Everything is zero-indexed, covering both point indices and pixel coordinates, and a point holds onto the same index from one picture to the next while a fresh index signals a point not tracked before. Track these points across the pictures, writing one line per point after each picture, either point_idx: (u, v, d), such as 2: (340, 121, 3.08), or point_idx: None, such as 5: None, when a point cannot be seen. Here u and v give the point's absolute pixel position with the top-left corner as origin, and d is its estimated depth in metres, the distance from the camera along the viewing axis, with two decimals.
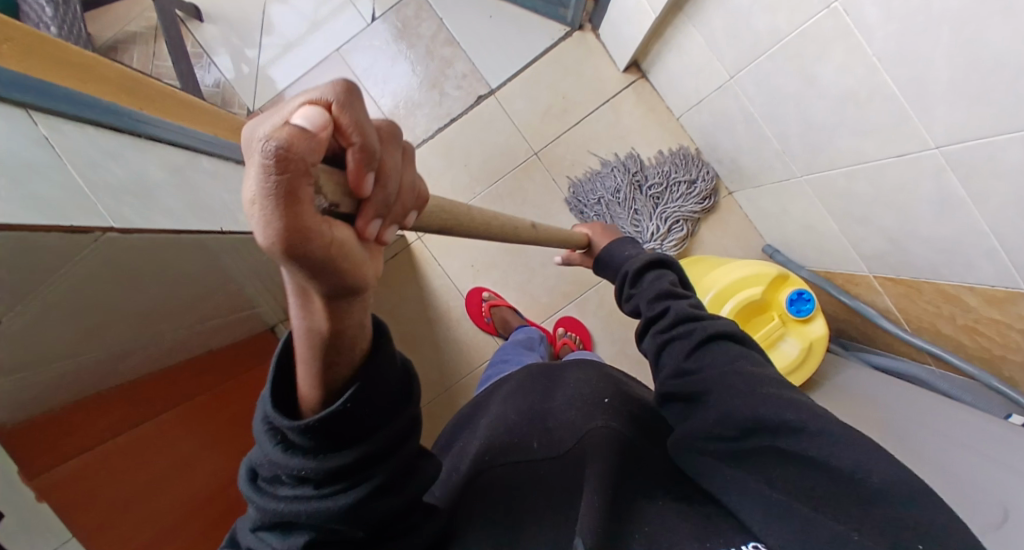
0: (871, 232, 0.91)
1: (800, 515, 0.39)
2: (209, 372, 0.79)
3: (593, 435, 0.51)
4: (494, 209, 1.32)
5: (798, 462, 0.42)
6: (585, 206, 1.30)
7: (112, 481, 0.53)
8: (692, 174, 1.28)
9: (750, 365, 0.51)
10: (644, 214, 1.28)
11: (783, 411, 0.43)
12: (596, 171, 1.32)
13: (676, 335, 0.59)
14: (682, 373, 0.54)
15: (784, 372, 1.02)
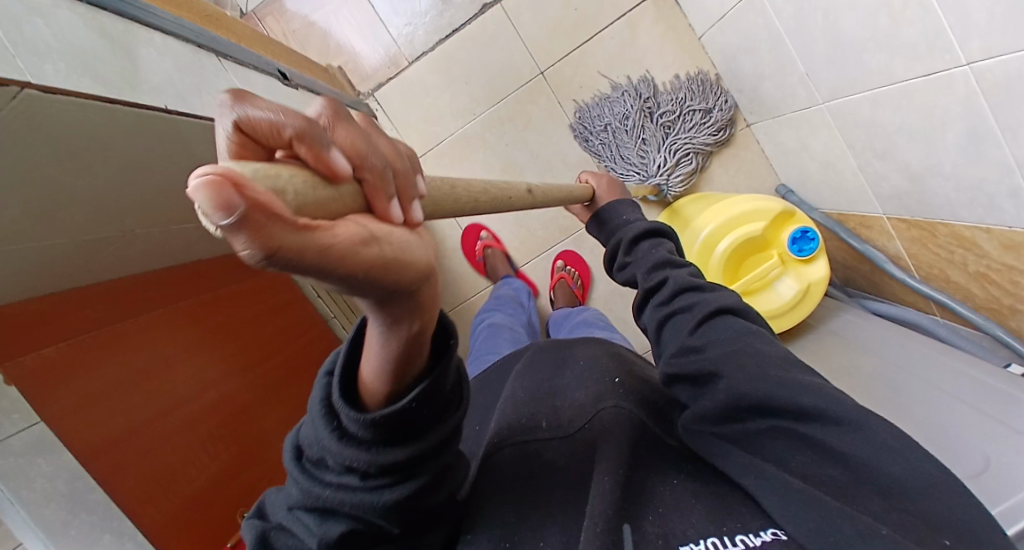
0: (892, 166, 0.87)
1: (822, 506, 0.38)
2: (188, 285, 0.79)
3: (603, 417, 0.50)
4: (496, 133, 1.26)
5: (816, 451, 0.41)
6: (590, 133, 1.23)
7: (72, 376, 0.54)
8: (708, 103, 1.21)
9: (758, 342, 0.49)
10: (650, 145, 1.21)
11: (801, 396, 0.43)
12: (607, 95, 1.24)
13: (678, 309, 0.57)
14: (686, 350, 0.52)
15: (777, 311, 1.04)
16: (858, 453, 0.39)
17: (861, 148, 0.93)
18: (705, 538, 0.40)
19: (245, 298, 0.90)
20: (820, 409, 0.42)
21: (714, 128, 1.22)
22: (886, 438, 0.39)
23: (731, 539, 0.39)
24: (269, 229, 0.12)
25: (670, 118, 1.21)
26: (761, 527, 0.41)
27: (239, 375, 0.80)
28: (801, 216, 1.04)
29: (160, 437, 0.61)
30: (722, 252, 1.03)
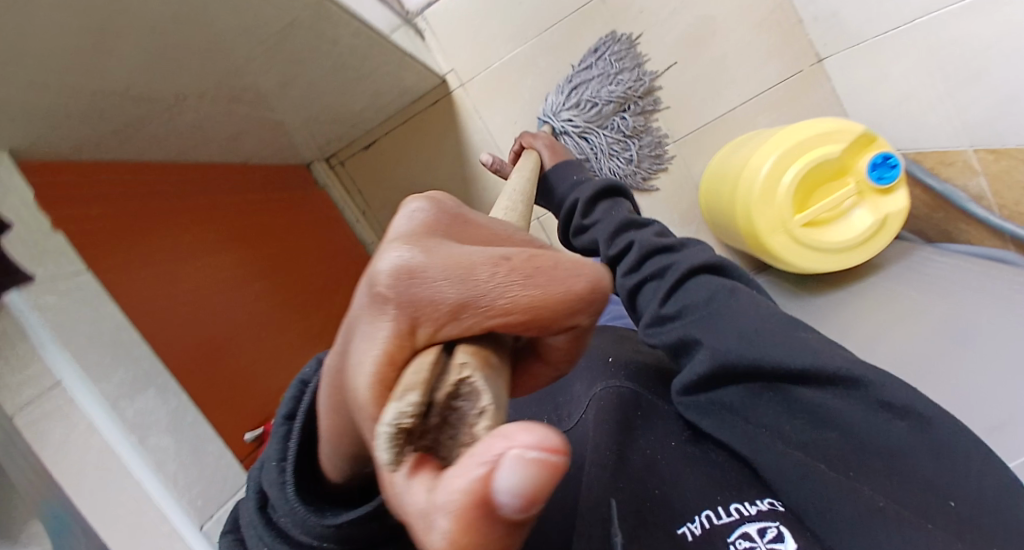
0: (984, 90, 0.79)
1: (823, 479, 0.40)
2: (224, 191, 0.85)
3: (600, 401, 0.47)
4: (546, 61, 1.19)
5: (807, 414, 0.42)
6: (600, 55, 1.13)
7: (122, 237, 0.62)
8: (643, 156, 1.19)
9: (745, 301, 0.48)
10: (587, 108, 1.13)
11: (794, 357, 0.43)
12: (642, 65, 1.16)
13: (652, 273, 0.55)
14: (663, 318, 0.51)
15: (851, 242, 0.98)
16: (856, 415, 0.41)
17: (951, 72, 0.84)
18: (701, 511, 0.40)
19: (271, 225, 0.94)
20: (818, 367, 0.42)
21: (620, 171, 1.18)
22: (883, 394, 0.41)
23: (727, 510, 0.40)
24: (495, 531, 0.14)
25: (625, 124, 1.15)
26: (759, 495, 0.42)
27: (266, 285, 0.85)
28: (881, 141, 0.96)
29: (200, 309, 0.69)
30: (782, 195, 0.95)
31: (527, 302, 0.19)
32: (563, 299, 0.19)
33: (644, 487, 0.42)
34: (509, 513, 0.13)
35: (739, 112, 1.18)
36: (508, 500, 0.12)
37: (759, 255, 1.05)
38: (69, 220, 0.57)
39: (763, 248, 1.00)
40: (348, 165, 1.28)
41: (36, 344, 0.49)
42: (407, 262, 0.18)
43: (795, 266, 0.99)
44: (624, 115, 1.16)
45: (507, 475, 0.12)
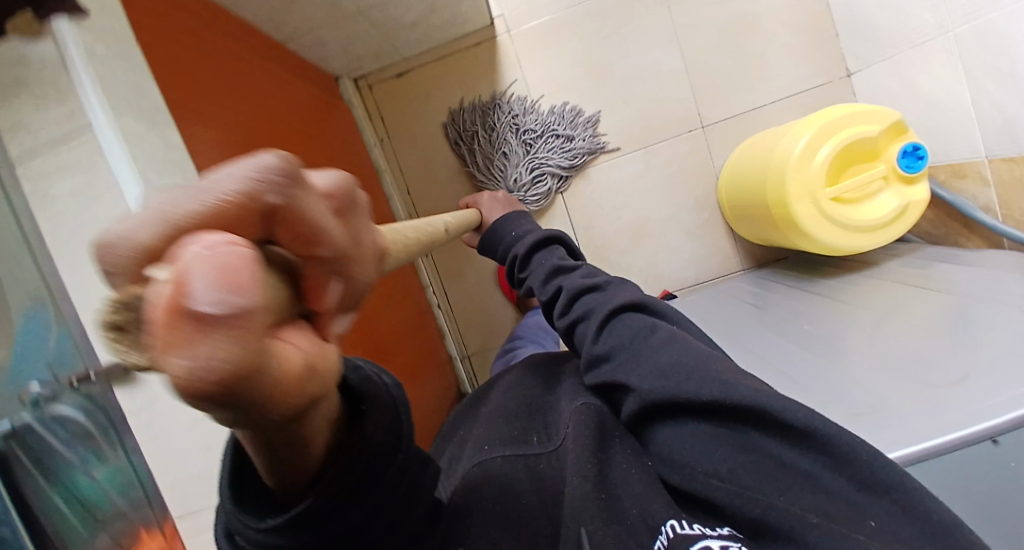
0: (1015, 91, 0.79)
1: (755, 502, 0.35)
2: (263, 62, 0.84)
3: (575, 417, 0.44)
4: (592, 26, 1.20)
5: (745, 447, 0.38)
6: (462, 136, 1.23)
7: (169, 44, 0.59)
8: (572, 131, 1.21)
9: (662, 339, 0.45)
10: (510, 158, 1.20)
11: (701, 390, 0.39)
12: (483, 103, 1.23)
13: (578, 317, 0.51)
14: (595, 359, 0.48)
15: (880, 220, 0.96)
16: (776, 448, 0.37)
17: (980, 74, 0.86)
18: (667, 521, 0.35)
19: (307, 147, 0.91)
20: (723, 400, 0.38)
21: (574, 154, 1.21)
22: (795, 421, 0.37)
23: (689, 523, 0.35)
24: (243, 343, 0.11)
25: (534, 137, 1.21)
26: (718, 523, 0.36)
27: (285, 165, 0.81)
28: (913, 134, 0.96)
29: (228, 151, 0.66)
30: (818, 167, 0.94)
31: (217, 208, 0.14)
32: (256, 186, 0.15)
33: (614, 505, 0.37)
34: (234, 318, 0.11)
35: (767, 111, 1.21)
36: (203, 294, 0.10)
37: (782, 231, 1.03)
38: (144, 25, 0.55)
39: (786, 218, 0.98)
40: (376, 90, 1.26)
41: (71, 79, 0.45)
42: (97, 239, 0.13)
43: (815, 240, 0.97)
44: (523, 134, 1.21)
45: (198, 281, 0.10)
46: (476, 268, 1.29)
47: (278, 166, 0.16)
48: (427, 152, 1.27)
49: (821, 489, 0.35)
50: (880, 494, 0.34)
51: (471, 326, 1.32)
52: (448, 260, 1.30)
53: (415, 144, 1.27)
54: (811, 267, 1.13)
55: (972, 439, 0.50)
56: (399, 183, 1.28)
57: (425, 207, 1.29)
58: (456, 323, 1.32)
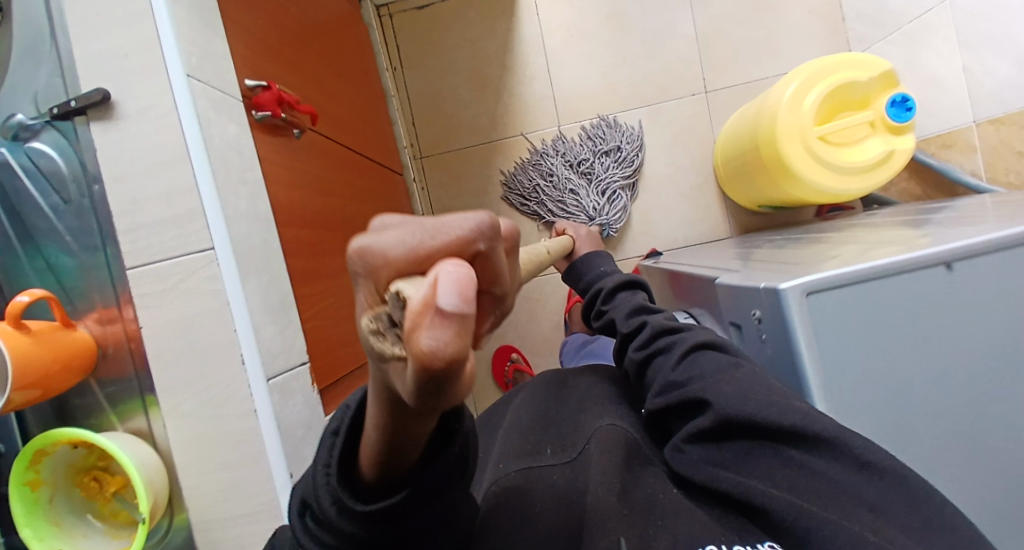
0: (1007, 55, 0.79)
1: (815, 517, 0.30)
2: None
3: (601, 433, 0.41)
4: None
5: (804, 472, 0.33)
6: (526, 197, 1.21)
7: None
8: (615, 141, 1.20)
9: (749, 374, 0.41)
10: (580, 193, 1.18)
11: (781, 415, 0.35)
12: (526, 160, 1.23)
13: (658, 349, 0.49)
14: (669, 384, 0.44)
15: (861, 168, 0.93)
16: (831, 469, 0.33)
17: (973, 41, 0.85)
18: (706, 547, 0.31)
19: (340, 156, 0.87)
20: (790, 425, 0.34)
21: (628, 163, 1.20)
22: (858, 451, 0.33)
23: (727, 548, 0.31)
24: (458, 342, 0.13)
25: (590, 166, 1.19)
26: (761, 539, 0.31)
27: (307, 76, 0.80)
28: (901, 87, 0.94)
29: (259, 47, 0.68)
30: (809, 113, 0.91)
31: (447, 245, 0.17)
32: (471, 235, 0.18)
33: (644, 518, 0.35)
34: (458, 323, 0.13)
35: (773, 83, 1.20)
36: (444, 298, 0.13)
37: (772, 177, 1.00)
38: None
39: (777, 159, 0.94)
40: (396, 19, 1.25)
41: None
42: (359, 242, 0.18)
43: (803, 182, 0.94)
44: (576, 169, 1.20)
45: (442, 299, 0.13)
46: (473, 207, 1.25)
47: (490, 226, 0.18)
48: (436, 86, 1.25)
49: (873, 512, 0.30)
50: (939, 531, 0.30)
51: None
52: (446, 194, 1.27)
53: (427, 70, 1.25)
54: (796, 229, 1.13)
55: (925, 262, 0.46)
56: (404, 109, 1.26)
57: (426, 139, 1.27)
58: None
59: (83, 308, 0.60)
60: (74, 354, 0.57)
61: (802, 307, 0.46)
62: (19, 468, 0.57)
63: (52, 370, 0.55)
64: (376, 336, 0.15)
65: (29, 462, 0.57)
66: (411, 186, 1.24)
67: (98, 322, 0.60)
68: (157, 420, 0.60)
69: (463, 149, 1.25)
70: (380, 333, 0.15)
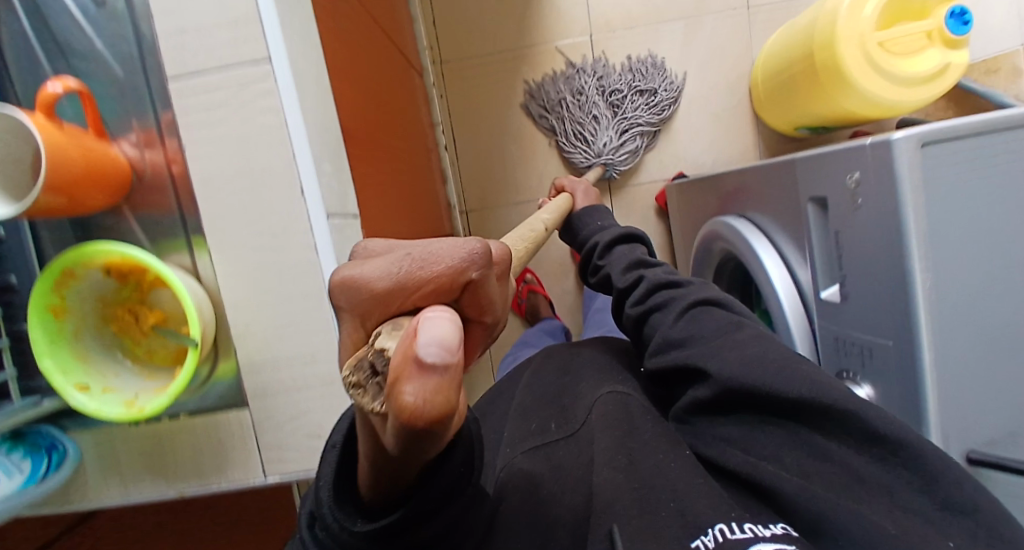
0: None
1: (827, 502, 0.31)
2: None
3: (603, 404, 0.42)
4: None
5: (813, 447, 0.35)
6: (547, 107, 1.07)
7: None
8: (653, 82, 1.05)
9: (750, 335, 0.41)
10: (600, 122, 1.05)
11: (787, 384, 0.36)
12: (562, 72, 1.08)
13: (653, 306, 0.49)
14: (667, 343, 0.45)
15: (918, 84, 0.80)
16: (852, 458, 0.33)
17: None
18: (714, 525, 0.31)
19: (381, 62, 0.74)
20: (804, 398, 0.35)
21: (660, 108, 1.06)
22: (875, 426, 0.33)
23: (739, 526, 0.31)
24: (442, 399, 0.13)
25: (619, 99, 1.05)
26: (774, 519, 0.32)
27: None
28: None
29: None
30: (866, 24, 0.77)
31: (436, 276, 0.18)
32: (466, 265, 0.18)
33: (653, 495, 0.34)
34: (440, 375, 0.13)
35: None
36: (426, 348, 0.13)
37: (821, 94, 0.87)
38: None
39: (830, 69, 0.81)
40: None
41: None
42: (343, 273, 0.18)
43: (858, 97, 0.82)
44: (604, 97, 1.05)
45: (426, 351, 0.13)
46: (495, 122, 1.12)
47: (483, 253, 0.19)
48: None
49: (893, 500, 0.32)
50: (958, 514, 0.30)
51: (477, 182, 1.14)
52: (466, 109, 1.13)
53: None
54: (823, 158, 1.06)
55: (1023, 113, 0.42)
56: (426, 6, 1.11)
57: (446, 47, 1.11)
58: (461, 173, 1.14)
59: (119, 128, 0.46)
60: (109, 168, 0.43)
61: (917, 155, 0.41)
62: (42, 284, 0.43)
63: (83, 177, 0.40)
64: (359, 387, 0.15)
65: (56, 282, 0.43)
66: (430, 94, 1.09)
67: (135, 145, 0.46)
68: (208, 256, 0.47)
69: (485, 58, 1.11)
70: (358, 386, 0.16)
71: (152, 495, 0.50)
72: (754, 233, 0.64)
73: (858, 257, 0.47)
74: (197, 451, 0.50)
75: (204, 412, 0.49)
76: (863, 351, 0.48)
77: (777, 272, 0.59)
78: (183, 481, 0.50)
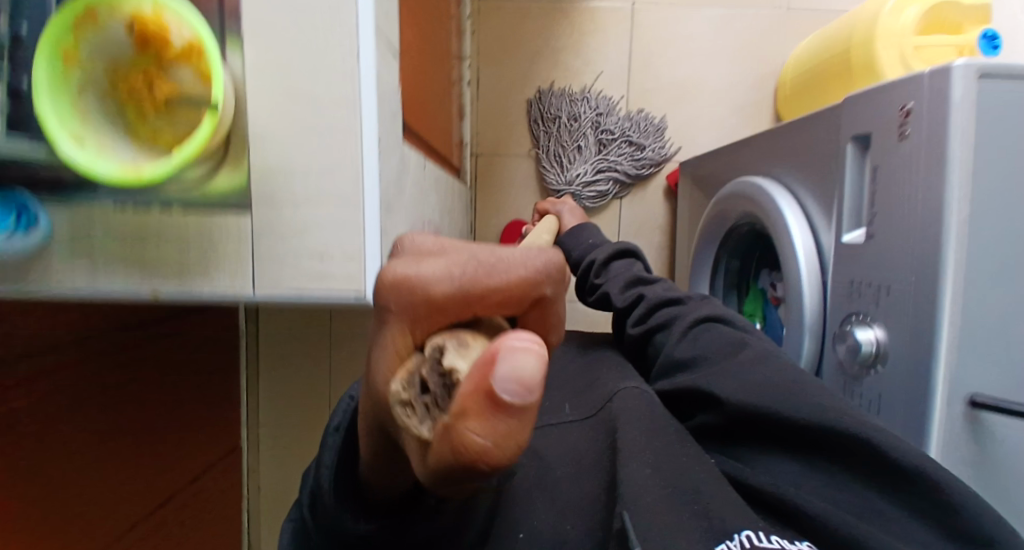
0: None
1: (849, 525, 0.30)
2: None
3: (626, 399, 0.39)
4: None
5: (828, 470, 0.34)
6: (541, 117, 1.02)
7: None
8: (646, 141, 1.01)
9: (752, 358, 0.39)
10: (581, 153, 1.00)
11: (796, 412, 0.34)
12: (571, 90, 1.03)
13: (656, 326, 0.48)
14: (673, 364, 0.44)
15: None
16: (868, 486, 0.32)
17: None
18: (740, 530, 0.30)
19: None
20: (815, 429, 0.33)
21: (643, 165, 1.01)
22: (895, 454, 0.30)
23: (767, 536, 0.30)
24: (504, 436, 0.13)
25: (609, 141, 1.01)
26: (797, 536, 0.31)
27: None
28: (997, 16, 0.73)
29: None
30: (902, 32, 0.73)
31: (505, 287, 0.17)
32: (540, 278, 0.18)
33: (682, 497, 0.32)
34: (510, 411, 0.13)
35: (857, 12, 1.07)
36: (501, 387, 0.12)
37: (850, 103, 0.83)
38: None
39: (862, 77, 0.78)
40: None
41: None
42: (395, 272, 0.17)
43: None
44: (595, 132, 1.01)
45: (498, 388, 0.12)
46: (524, 70, 1.04)
47: (550, 266, 0.18)
48: None
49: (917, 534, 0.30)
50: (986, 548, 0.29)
51: (492, 125, 1.05)
52: (497, 49, 1.04)
53: None
54: None
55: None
56: None
57: None
58: (478, 113, 1.05)
59: None
60: None
61: (973, 87, 0.35)
62: (56, 15, 0.27)
63: None
64: (405, 406, 0.15)
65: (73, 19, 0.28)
66: (463, 25, 0.99)
67: None
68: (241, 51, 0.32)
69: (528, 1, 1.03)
70: (408, 404, 0.15)
71: (126, 294, 0.33)
72: (777, 188, 0.57)
73: (889, 188, 0.40)
74: (185, 251, 0.33)
75: (199, 215, 0.33)
76: (878, 288, 0.41)
77: (798, 227, 0.52)
78: (164, 281, 0.33)
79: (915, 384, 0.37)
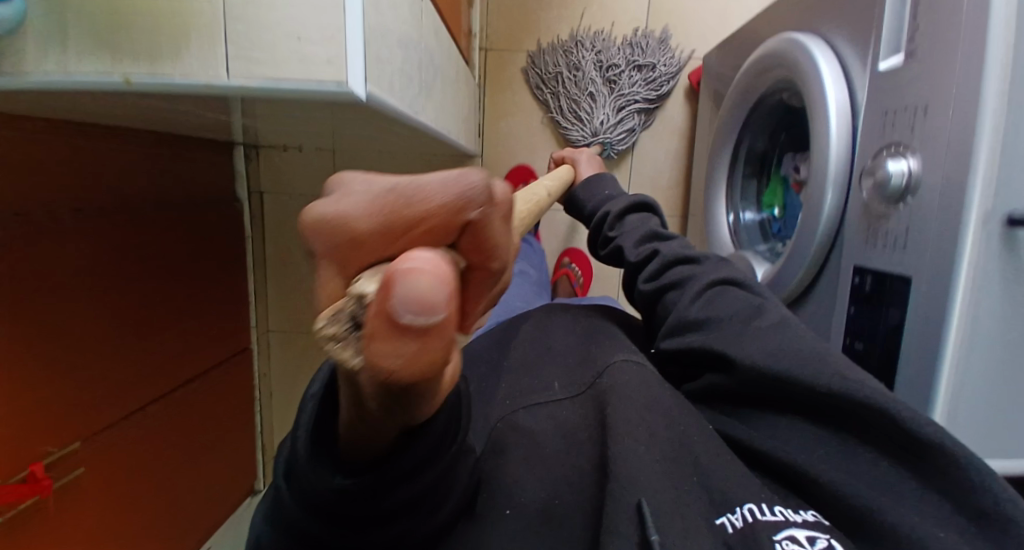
0: None
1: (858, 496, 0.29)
2: None
3: (618, 371, 0.38)
4: None
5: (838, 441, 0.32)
6: (543, 80, 0.98)
7: None
8: (655, 59, 0.96)
9: (770, 324, 0.38)
10: (596, 99, 0.96)
11: (816, 378, 0.33)
12: (562, 41, 0.98)
13: (669, 284, 0.46)
14: (684, 325, 0.42)
15: None
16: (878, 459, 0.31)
17: None
18: (742, 502, 0.30)
19: None
20: (833, 395, 0.32)
21: (658, 84, 0.97)
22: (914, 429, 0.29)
23: (770, 509, 0.30)
24: (423, 352, 0.12)
25: (618, 74, 0.96)
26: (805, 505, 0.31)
27: None
28: None
29: None
30: None
31: (427, 216, 0.14)
32: (464, 202, 0.14)
33: (680, 471, 0.31)
34: (423, 329, 0.12)
35: None
36: (405, 308, 0.12)
37: None
38: None
39: None
40: None
41: None
42: (315, 212, 0.15)
43: None
44: (601, 74, 0.96)
45: (403, 309, 0.12)
46: None
47: (480, 187, 0.15)
48: None
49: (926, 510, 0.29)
50: None
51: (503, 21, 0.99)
52: None
53: None
54: None
55: None
56: None
57: None
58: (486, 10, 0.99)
59: None
60: None
61: None
62: None
63: None
64: (331, 342, 0.14)
65: None
66: None
67: None
68: None
69: None
70: (334, 339, 0.14)
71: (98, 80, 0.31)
72: (812, 40, 0.52)
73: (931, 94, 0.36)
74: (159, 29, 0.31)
75: None
76: (914, 109, 0.38)
77: (833, 80, 0.48)
78: (135, 61, 0.31)
79: (934, 288, 0.36)
